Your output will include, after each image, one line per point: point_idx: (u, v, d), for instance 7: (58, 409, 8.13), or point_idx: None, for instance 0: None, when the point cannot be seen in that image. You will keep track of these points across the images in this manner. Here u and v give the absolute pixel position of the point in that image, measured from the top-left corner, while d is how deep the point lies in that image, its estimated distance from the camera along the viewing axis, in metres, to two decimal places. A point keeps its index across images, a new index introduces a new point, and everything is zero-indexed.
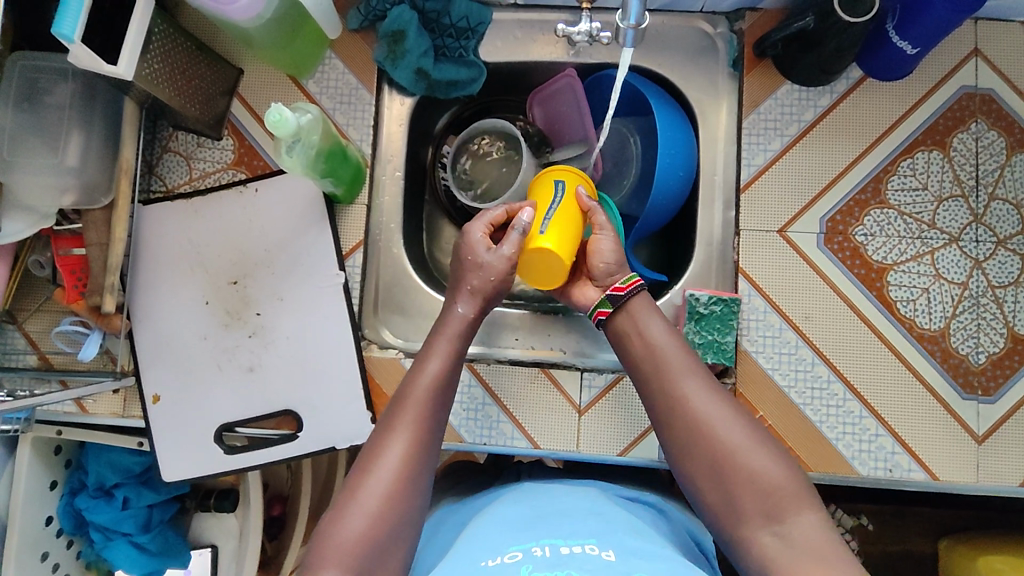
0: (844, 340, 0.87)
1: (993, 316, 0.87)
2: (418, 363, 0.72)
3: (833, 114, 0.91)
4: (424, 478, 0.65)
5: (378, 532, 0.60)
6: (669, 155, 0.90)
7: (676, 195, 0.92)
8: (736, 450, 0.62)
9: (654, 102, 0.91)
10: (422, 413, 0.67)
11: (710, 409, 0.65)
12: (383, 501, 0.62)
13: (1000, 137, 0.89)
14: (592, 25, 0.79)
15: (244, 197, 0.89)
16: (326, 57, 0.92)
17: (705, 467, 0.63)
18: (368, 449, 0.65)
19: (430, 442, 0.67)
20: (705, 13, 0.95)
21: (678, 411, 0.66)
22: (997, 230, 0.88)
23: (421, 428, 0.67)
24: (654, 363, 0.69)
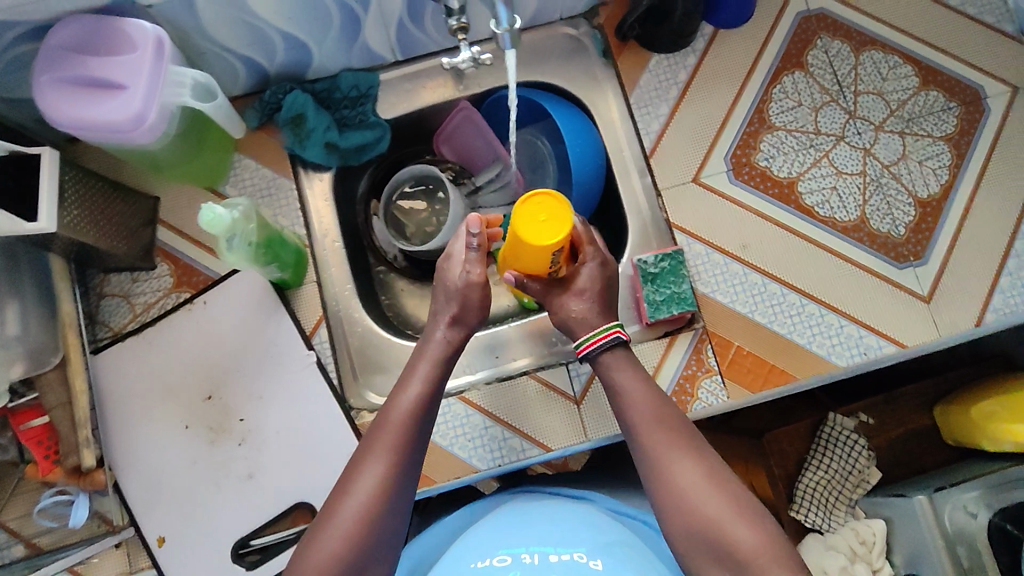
0: (785, 255, 0.95)
1: (897, 191, 0.97)
2: (401, 384, 0.73)
3: (703, 69, 1.00)
4: (402, 506, 0.64)
5: (352, 554, 0.60)
6: (576, 150, 0.96)
7: (597, 180, 0.99)
8: (715, 521, 0.61)
9: (550, 106, 0.98)
10: (407, 433, 0.67)
11: (687, 475, 0.65)
12: (355, 525, 0.61)
13: (844, 44, 1.02)
14: (472, 51, 0.88)
15: (194, 313, 0.89)
16: (236, 160, 0.95)
17: (684, 528, 0.62)
18: (349, 468, 0.65)
19: (411, 465, 0.67)
20: (565, 19, 1.03)
21: (660, 472, 0.66)
22: (872, 118, 0.99)
23: (402, 449, 0.66)
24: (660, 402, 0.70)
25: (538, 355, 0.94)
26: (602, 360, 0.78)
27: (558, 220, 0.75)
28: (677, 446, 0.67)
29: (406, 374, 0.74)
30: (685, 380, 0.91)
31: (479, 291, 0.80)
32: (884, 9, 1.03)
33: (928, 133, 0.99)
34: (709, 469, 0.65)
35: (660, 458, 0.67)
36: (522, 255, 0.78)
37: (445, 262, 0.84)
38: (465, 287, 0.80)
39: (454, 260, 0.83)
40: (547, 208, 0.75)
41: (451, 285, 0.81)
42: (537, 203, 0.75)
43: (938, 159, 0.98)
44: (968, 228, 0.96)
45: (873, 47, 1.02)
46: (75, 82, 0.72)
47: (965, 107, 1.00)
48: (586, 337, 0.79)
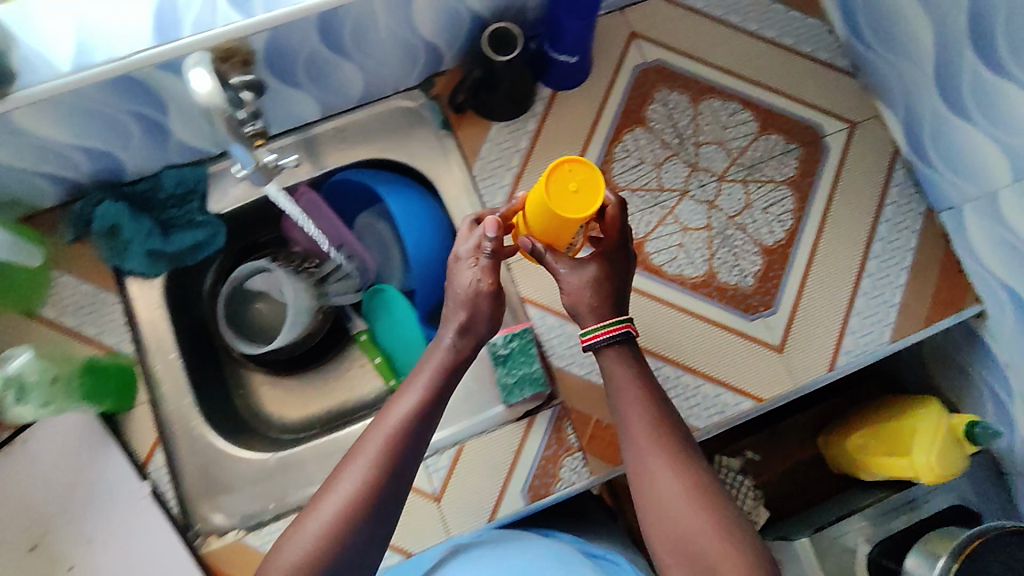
0: (637, 319, 0.93)
1: (743, 241, 0.97)
2: (404, 392, 0.74)
3: (544, 135, 0.99)
4: (378, 513, 0.67)
5: (313, 566, 0.64)
6: (413, 237, 0.94)
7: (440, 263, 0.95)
8: (689, 533, 0.68)
9: (385, 192, 0.95)
10: (386, 452, 0.69)
11: (665, 483, 0.71)
12: (319, 536, 0.65)
13: (682, 94, 1.01)
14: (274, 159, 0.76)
15: (12, 456, 0.82)
16: (53, 278, 0.89)
17: (662, 537, 0.70)
18: (320, 487, 0.69)
19: (387, 482, 0.68)
20: (401, 91, 1.00)
21: (643, 478, 0.73)
22: (714, 169, 0.99)
23: (380, 466, 0.68)
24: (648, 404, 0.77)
25: None
26: (604, 353, 0.78)
27: (592, 188, 0.69)
28: (660, 452, 0.73)
29: (410, 379, 0.75)
30: (546, 461, 0.88)
31: (490, 299, 0.76)
32: (720, 55, 1.03)
33: (770, 179, 0.99)
34: (695, 480, 0.71)
35: (643, 460, 0.73)
36: (545, 225, 0.73)
37: (453, 261, 0.79)
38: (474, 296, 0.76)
39: (462, 267, 0.77)
40: (577, 175, 0.69)
41: (459, 292, 0.77)
42: (570, 168, 0.69)
43: (781, 205, 0.99)
44: (814, 271, 0.97)
45: (712, 95, 1.01)
46: None
47: (805, 147, 1.01)
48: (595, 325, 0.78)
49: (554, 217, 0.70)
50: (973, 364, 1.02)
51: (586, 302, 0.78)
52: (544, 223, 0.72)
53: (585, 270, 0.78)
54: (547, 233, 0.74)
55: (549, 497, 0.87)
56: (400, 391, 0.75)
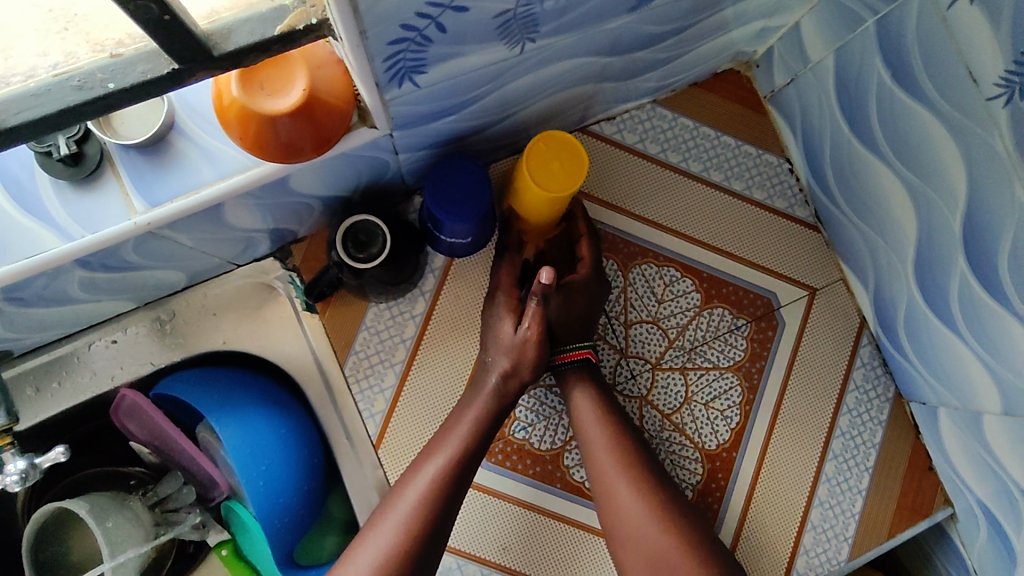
0: (553, 552, 0.78)
1: (681, 446, 0.81)
2: (443, 428, 0.71)
3: (436, 318, 0.79)
4: (424, 557, 0.66)
5: None
6: (255, 478, 0.73)
7: (290, 506, 0.75)
8: (661, 556, 0.68)
9: (213, 420, 0.73)
10: (427, 507, 0.66)
11: (626, 508, 0.70)
12: None
13: (610, 259, 0.83)
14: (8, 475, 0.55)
15: None
16: None
17: (639, 560, 0.69)
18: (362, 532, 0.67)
19: (428, 540, 0.66)
20: (249, 264, 0.78)
21: (609, 505, 0.71)
22: (647, 355, 0.82)
23: (418, 523, 0.66)
24: (608, 443, 0.73)
25: None
26: (567, 374, 0.75)
27: (574, 164, 0.66)
28: (631, 469, 0.72)
29: (442, 432, 0.70)
30: None
31: (535, 348, 0.70)
32: (656, 207, 0.83)
33: (713, 365, 0.82)
34: (665, 502, 0.71)
35: (609, 488, 0.71)
36: (535, 210, 0.70)
37: (489, 322, 0.74)
38: (517, 346, 0.70)
39: (500, 317, 0.73)
40: (561, 147, 0.66)
41: (501, 342, 0.71)
42: (551, 142, 0.66)
43: (726, 398, 0.82)
44: (763, 480, 0.82)
45: (645, 260, 0.83)
46: None
47: (755, 323, 0.84)
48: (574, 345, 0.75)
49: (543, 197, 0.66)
50: (938, 557, 0.89)
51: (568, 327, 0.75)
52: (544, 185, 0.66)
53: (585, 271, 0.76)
54: (546, 221, 0.74)
55: None
56: (445, 429, 0.71)
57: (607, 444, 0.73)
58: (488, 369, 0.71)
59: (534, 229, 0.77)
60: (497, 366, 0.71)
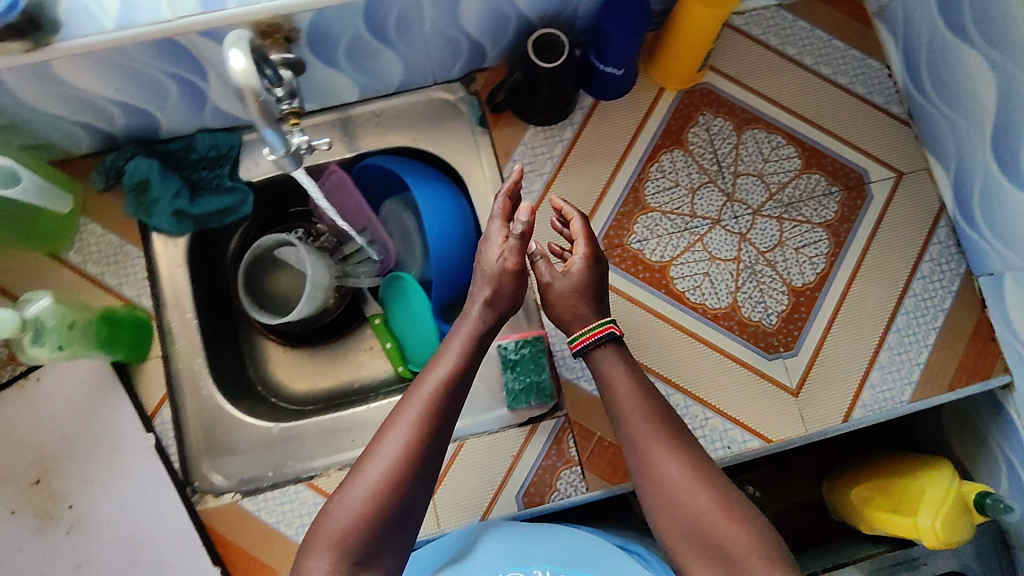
0: (653, 343, 0.92)
1: (771, 278, 0.95)
2: (438, 356, 0.74)
3: (581, 143, 0.97)
4: (426, 476, 0.67)
5: (369, 522, 0.63)
6: (435, 229, 0.93)
7: (454, 259, 0.94)
8: (700, 516, 0.67)
9: (411, 181, 0.94)
10: (433, 409, 0.69)
11: (669, 474, 0.69)
12: (374, 495, 0.64)
13: (726, 121, 0.98)
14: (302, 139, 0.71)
15: (26, 389, 0.85)
16: (82, 225, 0.91)
17: (673, 523, 0.68)
18: (369, 443, 0.68)
19: (433, 442, 0.68)
20: (441, 83, 0.99)
21: (647, 470, 0.71)
22: (750, 201, 0.96)
23: (425, 428, 0.68)
24: (640, 411, 0.74)
25: None
26: (590, 357, 0.79)
27: None
28: (671, 439, 0.72)
29: (437, 353, 0.74)
30: (544, 470, 0.90)
31: (516, 277, 0.76)
32: (770, 87, 1.00)
33: (806, 219, 0.97)
34: (702, 466, 0.70)
35: (649, 455, 0.71)
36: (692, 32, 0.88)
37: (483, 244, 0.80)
38: (498, 273, 0.76)
39: (491, 242, 0.79)
40: None
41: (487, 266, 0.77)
42: None
43: (815, 247, 0.96)
44: (840, 319, 0.94)
45: (756, 126, 0.99)
46: None
47: (846, 191, 0.98)
48: (582, 331, 0.80)
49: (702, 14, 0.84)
50: (994, 435, 0.98)
51: (576, 312, 0.81)
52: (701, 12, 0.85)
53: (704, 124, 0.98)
54: (693, 52, 0.92)
55: (542, 505, 0.89)
56: (440, 353, 0.75)
57: (637, 407, 0.74)
58: (471, 301, 0.77)
59: (674, 66, 0.95)
60: (484, 290, 0.77)
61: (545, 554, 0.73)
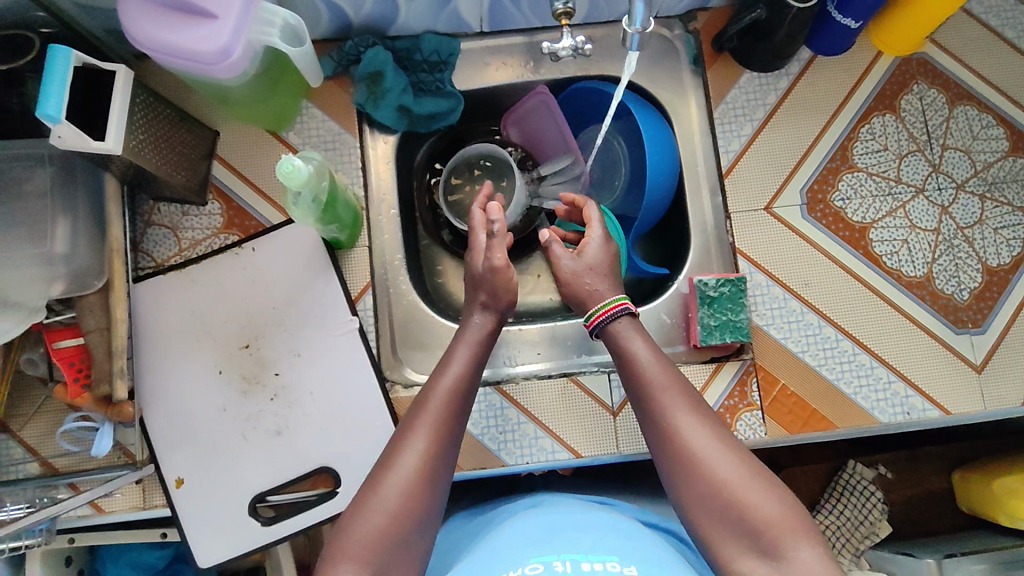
0: (846, 300, 0.93)
1: (967, 254, 0.95)
2: (442, 363, 0.76)
3: (795, 95, 0.96)
4: (442, 481, 0.68)
5: (397, 529, 0.63)
6: (656, 156, 0.95)
7: (667, 186, 0.97)
8: (724, 485, 0.64)
9: (634, 106, 0.96)
10: (443, 415, 0.70)
11: (701, 448, 0.67)
12: (399, 500, 0.64)
13: (940, 93, 0.98)
14: (575, 40, 0.75)
15: (241, 258, 0.88)
16: (303, 107, 0.92)
17: (695, 494, 0.66)
18: (388, 450, 0.68)
19: (449, 447, 0.69)
20: (659, 19, 0.99)
21: (672, 442, 0.69)
22: (954, 176, 0.96)
23: (441, 432, 0.69)
24: (652, 392, 0.72)
25: (541, 365, 0.94)
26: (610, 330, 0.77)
27: None
28: (691, 409, 0.70)
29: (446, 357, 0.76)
30: (725, 410, 0.90)
31: (504, 273, 0.81)
32: (989, 66, 0.99)
33: (1008, 202, 0.96)
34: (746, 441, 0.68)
35: (679, 429, 0.69)
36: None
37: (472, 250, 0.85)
38: (488, 273, 0.80)
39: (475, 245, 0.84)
40: None
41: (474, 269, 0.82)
42: None
43: (1014, 230, 0.95)
44: None
45: (969, 102, 0.98)
46: (160, 8, 0.68)
47: None
48: (595, 309, 0.80)
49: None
50: None
51: (592, 291, 0.83)
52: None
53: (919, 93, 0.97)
54: (926, 15, 0.90)
55: None
56: (444, 361, 0.76)
57: (661, 380, 0.72)
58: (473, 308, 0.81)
59: (900, 33, 0.95)
60: (484, 305, 0.81)
61: (566, 542, 0.69)
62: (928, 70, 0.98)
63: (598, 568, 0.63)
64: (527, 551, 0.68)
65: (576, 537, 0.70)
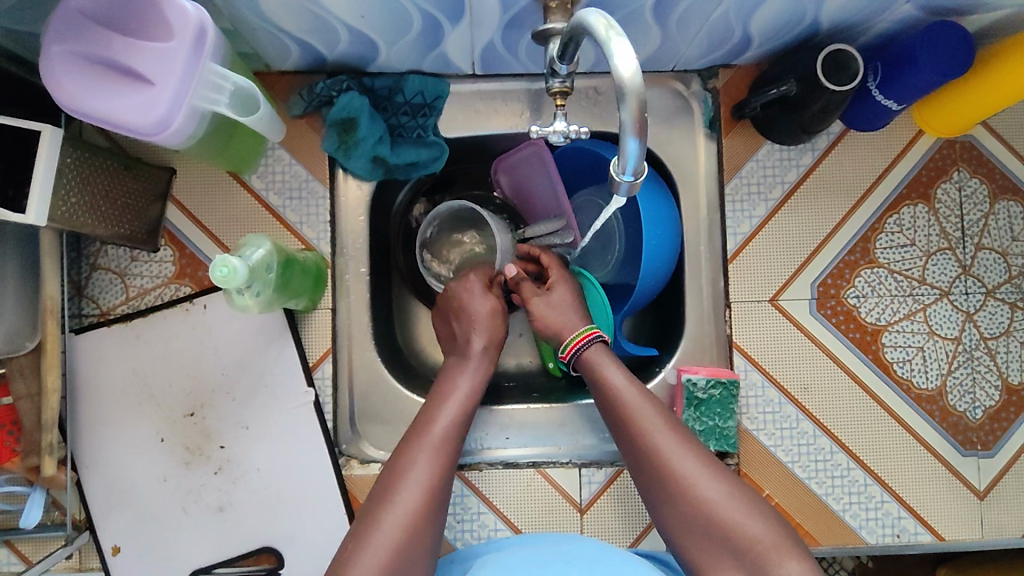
0: (846, 409, 0.85)
1: (987, 369, 0.86)
2: (435, 402, 0.74)
3: (817, 174, 0.86)
4: (441, 515, 0.65)
5: (400, 559, 0.60)
6: (653, 240, 0.85)
7: (662, 270, 0.87)
8: (709, 505, 0.63)
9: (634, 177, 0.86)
10: (443, 448, 0.68)
11: (683, 466, 0.66)
12: (401, 532, 0.61)
13: (983, 184, 0.87)
14: (569, 125, 0.65)
15: (191, 315, 0.81)
16: (269, 148, 0.83)
17: (680, 513, 0.65)
18: (387, 474, 0.66)
19: (450, 478, 0.68)
20: (676, 72, 0.88)
21: (656, 464, 0.67)
22: (985, 280, 0.86)
23: (442, 462, 0.67)
24: (627, 412, 0.71)
25: (549, 447, 0.88)
26: (585, 359, 0.77)
27: None
28: (670, 426, 0.69)
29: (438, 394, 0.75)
30: None
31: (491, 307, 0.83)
32: None
33: None
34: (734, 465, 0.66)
35: (662, 449, 0.68)
36: (997, 92, 0.76)
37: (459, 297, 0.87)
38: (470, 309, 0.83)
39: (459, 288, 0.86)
40: None
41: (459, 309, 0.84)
42: None
43: None
44: None
45: (1014, 197, 0.87)
46: (90, 63, 0.58)
47: None
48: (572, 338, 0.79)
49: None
50: None
51: (566, 324, 0.81)
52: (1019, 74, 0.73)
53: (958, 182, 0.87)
54: (976, 107, 0.79)
55: None
56: (434, 402, 0.75)
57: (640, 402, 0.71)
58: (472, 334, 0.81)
59: (943, 117, 0.84)
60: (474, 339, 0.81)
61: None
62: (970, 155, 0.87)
63: None
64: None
65: (564, 570, 0.65)
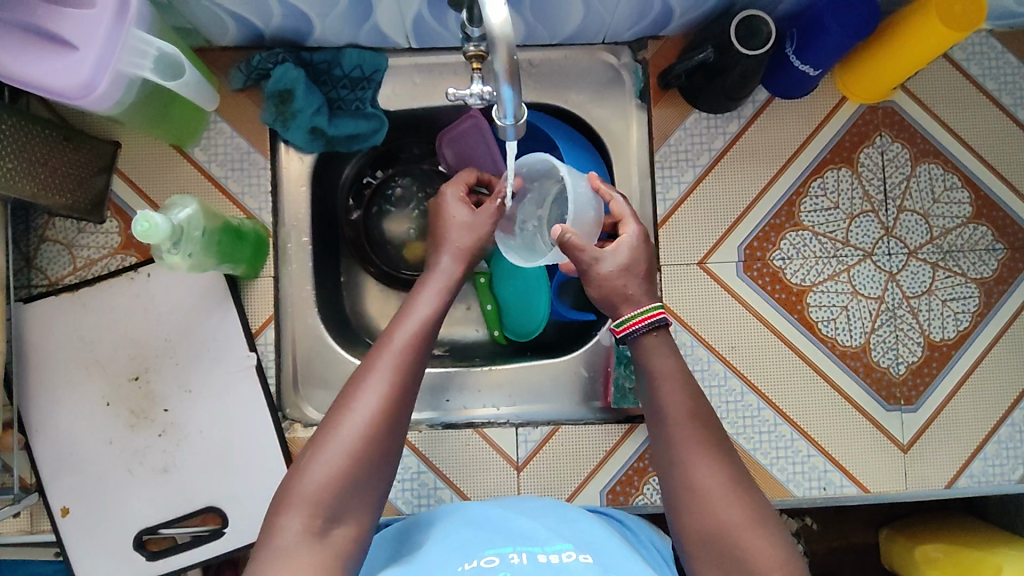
0: (773, 367, 0.88)
1: (910, 327, 0.89)
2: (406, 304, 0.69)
3: (743, 140, 0.89)
4: (404, 422, 0.62)
5: (354, 469, 0.59)
6: None
7: None
8: (729, 532, 0.58)
9: (563, 145, 0.91)
10: (409, 357, 0.64)
11: (709, 483, 0.60)
12: (357, 443, 0.59)
13: (904, 148, 0.90)
14: (484, 87, 0.67)
15: (136, 284, 0.83)
16: (211, 121, 0.86)
17: (702, 541, 0.59)
18: (344, 391, 0.62)
19: (410, 391, 0.63)
20: (607, 43, 0.91)
21: (682, 475, 0.62)
22: (907, 241, 0.89)
23: (401, 378, 0.63)
24: (659, 418, 0.65)
25: (489, 409, 0.91)
26: (642, 343, 0.68)
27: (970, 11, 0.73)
28: (701, 439, 0.63)
29: (413, 293, 0.71)
30: (633, 472, 0.87)
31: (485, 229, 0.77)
32: (961, 121, 0.91)
33: (961, 272, 0.90)
34: (696, 407, 0.65)
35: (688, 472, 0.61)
36: (908, 59, 0.79)
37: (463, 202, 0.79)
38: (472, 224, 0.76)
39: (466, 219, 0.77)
40: None
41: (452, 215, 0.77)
42: None
43: (963, 303, 0.89)
44: (969, 383, 0.89)
45: (935, 160, 0.90)
46: (17, 31, 0.61)
47: (1011, 252, 0.90)
48: (631, 315, 0.69)
49: (936, 41, 0.75)
50: None
51: (623, 293, 0.70)
52: (923, 45, 0.76)
53: (880, 146, 0.90)
54: (891, 71, 0.82)
55: (625, 506, 0.86)
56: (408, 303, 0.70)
57: (678, 401, 0.65)
58: (442, 251, 0.75)
59: (863, 83, 0.87)
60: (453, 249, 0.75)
61: (517, 534, 0.67)
62: (892, 117, 0.90)
63: (554, 560, 0.61)
64: (480, 541, 0.66)
65: (528, 527, 0.68)
